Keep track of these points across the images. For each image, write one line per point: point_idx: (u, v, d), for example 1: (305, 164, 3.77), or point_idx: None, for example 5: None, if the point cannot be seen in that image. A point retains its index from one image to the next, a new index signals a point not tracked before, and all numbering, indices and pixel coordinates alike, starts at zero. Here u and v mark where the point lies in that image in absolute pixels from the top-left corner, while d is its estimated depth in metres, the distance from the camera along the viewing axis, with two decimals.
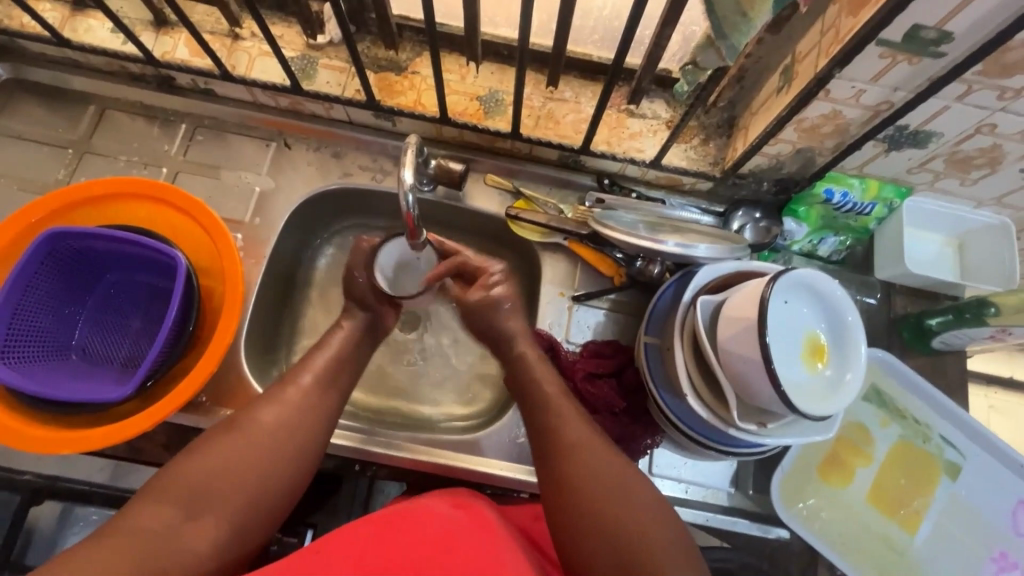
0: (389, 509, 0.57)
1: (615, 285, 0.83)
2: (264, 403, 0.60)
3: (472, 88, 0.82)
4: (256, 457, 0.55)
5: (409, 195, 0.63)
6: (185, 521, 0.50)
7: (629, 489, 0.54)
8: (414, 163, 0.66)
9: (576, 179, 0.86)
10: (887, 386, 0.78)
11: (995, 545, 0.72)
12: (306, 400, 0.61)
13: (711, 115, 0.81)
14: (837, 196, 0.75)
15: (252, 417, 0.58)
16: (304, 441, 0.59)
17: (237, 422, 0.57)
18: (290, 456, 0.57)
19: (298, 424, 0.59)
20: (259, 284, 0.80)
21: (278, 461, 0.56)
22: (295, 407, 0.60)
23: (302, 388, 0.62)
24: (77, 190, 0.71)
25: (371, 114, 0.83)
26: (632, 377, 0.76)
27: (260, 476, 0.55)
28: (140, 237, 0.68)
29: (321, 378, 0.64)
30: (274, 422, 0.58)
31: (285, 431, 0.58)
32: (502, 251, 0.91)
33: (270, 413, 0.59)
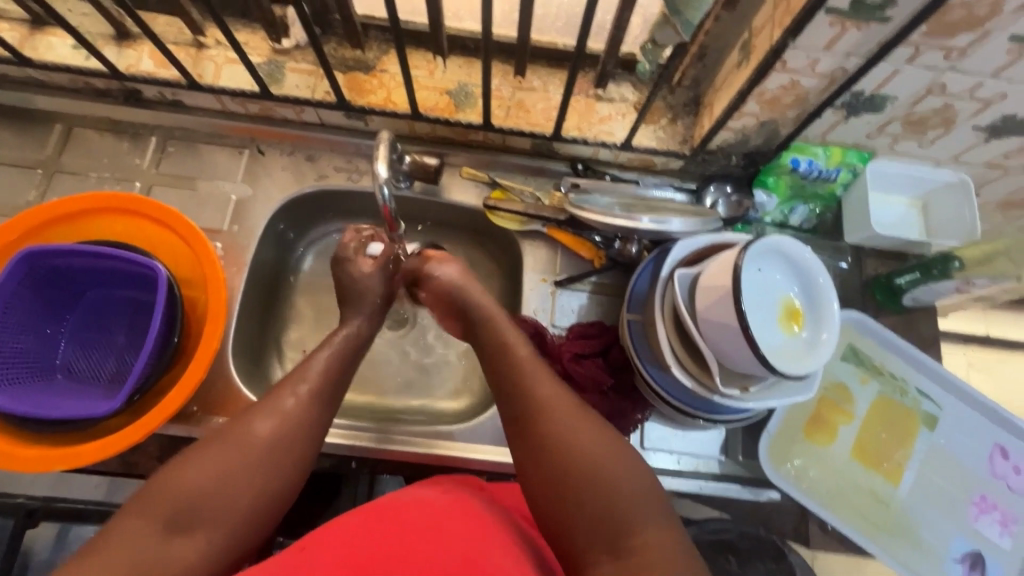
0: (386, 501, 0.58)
1: (595, 268, 0.84)
2: (258, 414, 0.55)
3: (441, 83, 0.83)
4: (249, 472, 0.51)
5: (385, 189, 0.65)
6: (172, 537, 0.47)
7: (608, 455, 0.54)
8: (387, 157, 0.67)
9: (551, 166, 0.87)
10: (863, 345, 0.80)
11: (975, 489, 0.75)
12: (306, 409, 0.57)
13: (677, 95, 0.83)
14: (803, 165, 0.78)
15: (248, 429, 0.54)
16: (301, 446, 0.56)
17: (225, 435, 0.53)
18: (287, 467, 0.54)
19: (294, 432, 0.56)
20: (242, 292, 0.80)
21: (274, 471, 0.53)
22: (292, 417, 0.56)
23: (302, 398, 0.58)
24: (54, 207, 0.70)
25: (343, 114, 0.83)
26: (618, 356, 0.78)
27: (254, 492, 0.51)
28: (120, 252, 0.67)
29: (321, 384, 0.60)
30: (271, 433, 0.54)
31: (281, 441, 0.54)
32: (483, 242, 0.92)
33: (267, 424, 0.55)
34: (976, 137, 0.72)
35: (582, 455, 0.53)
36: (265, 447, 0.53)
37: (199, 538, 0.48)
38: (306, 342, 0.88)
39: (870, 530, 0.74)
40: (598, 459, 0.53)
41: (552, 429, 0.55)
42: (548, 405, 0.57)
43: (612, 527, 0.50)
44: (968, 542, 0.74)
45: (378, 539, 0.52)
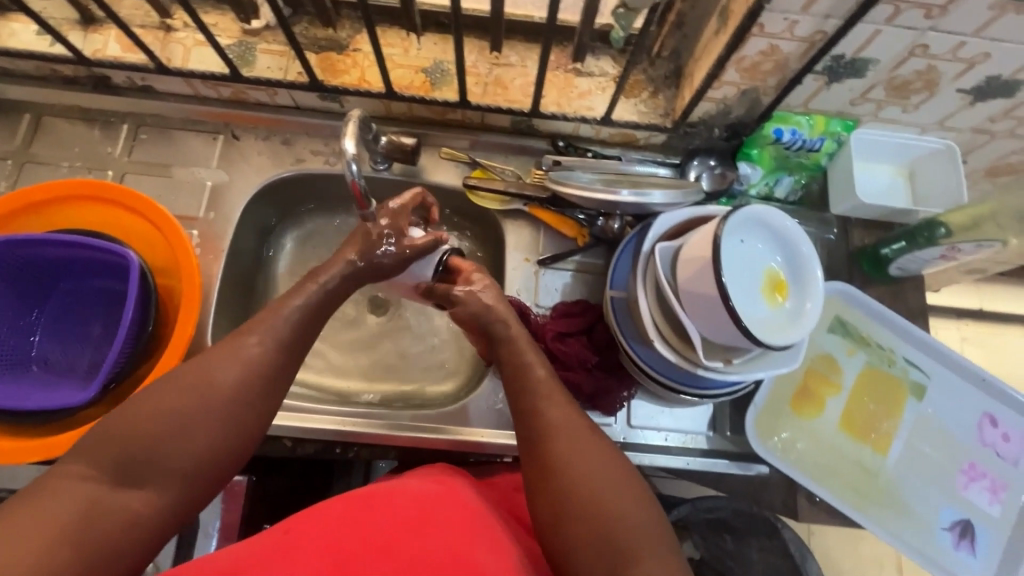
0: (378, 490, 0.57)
1: (579, 246, 0.83)
2: (216, 361, 0.53)
3: (417, 61, 0.81)
4: (203, 424, 0.50)
5: (352, 164, 0.63)
6: (118, 488, 0.46)
7: (612, 482, 0.52)
8: (355, 134, 0.65)
9: (531, 144, 0.86)
10: (850, 316, 0.79)
11: (964, 457, 0.75)
12: (266, 358, 0.55)
13: (657, 67, 0.81)
14: (787, 135, 0.76)
15: (207, 377, 0.52)
16: (259, 397, 0.53)
17: (180, 379, 0.51)
18: (243, 418, 0.52)
19: (251, 382, 0.53)
20: (220, 279, 0.79)
21: (229, 421, 0.51)
22: (251, 364, 0.54)
23: (262, 348, 0.55)
24: (28, 195, 0.69)
25: (316, 96, 0.81)
26: (602, 333, 0.77)
27: (207, 446, 0.50)
28: (95, 240, 0.66)
29: (284, 332, 0.57)
30: (230, 384, 0.52)
31: (237, 389, 0.52)
32: (466, 224, 0.91)
33: (225, 373, 0.52)
34: (961, 101, 0.71)
35: (587, 482, 0.52)
36: (219, 395, 0.51)
37: (147, 488, 0.47)
38: None
39: (860, 501, 0.73)
40: (603, 487, 0.52)
41: (559, 456, 0.54)
42: (560, 430, 0.56)
43: (612, 558, 0.49)
44: (957, 510, 0.73)
45: (358, 523, 0.52)
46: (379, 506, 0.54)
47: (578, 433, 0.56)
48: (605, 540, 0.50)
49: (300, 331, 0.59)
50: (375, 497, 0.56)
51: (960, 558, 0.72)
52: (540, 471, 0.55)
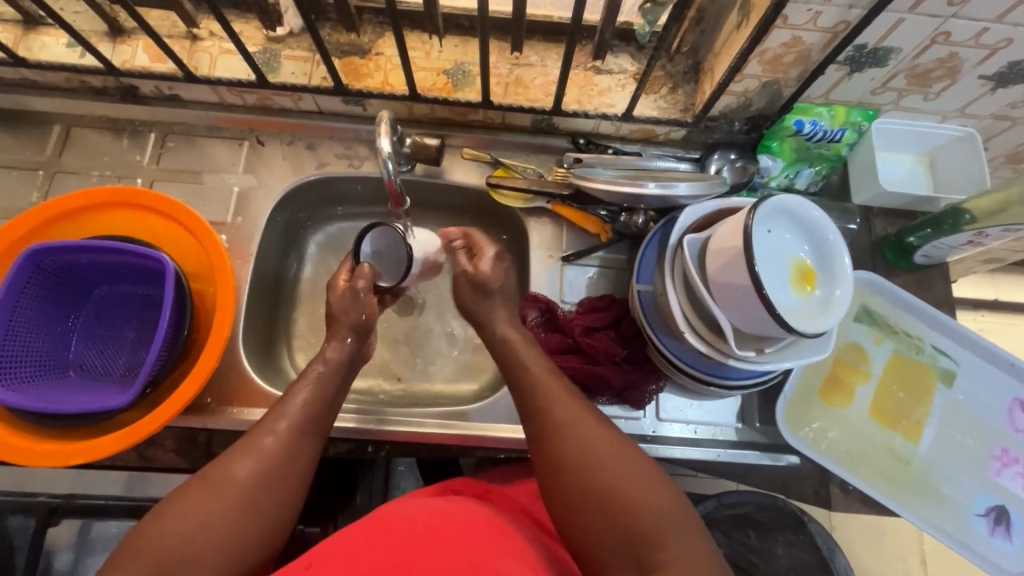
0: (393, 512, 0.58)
1: (602, 242, 0.84)
2: (235, 458, 0.54)
3: (438, 63, 0.82)
4: (232, 522, 0.51)
5: (388, 163, 0.68)
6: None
7: (621, 458, 0.54)
8: (389, 133, 0.69)
9: (552, 142, 0.86)
10: (876, 305, 0.80)
11: (995, 444, 0.75)
12: (287, 446, 0.57)
13: (676, 63, 0.82)
14: (808, 126, 0.77)
15: (227, 473, 0.53)
16: (282, 488, 0.55)
17: (206, 479, 0.53)
18: (266, 516, 0.53)
19: (275, 475, 0.55)
20: (249, 283, 0.80)
21: (256, 518, 0.53)
22: (273, 459, 0.55)
23: (282, 437, 0.57)
24: (89, 197, 0.71)
25: (340, 100, 0.82)
26: (629, 327, 0.77)
27: (235, 545, 0.51)
28: (155, 250, 0.67)
29: (303, 420, 0.59)
30: (250, 478, 0.54)
31: (261, 485, 0.54)
32: (487, 223, 0.92)
33: (245, 467, 0.54)
34: (982, 87, 0.71)
35: (603, 468, 0.53)
36: (245, 493, 0.53)
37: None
38: (315, 332, 0.89)
39: (893, 489, 0.73)
40: (618, 470, 0.53)
41: (569, 442, 0.55)
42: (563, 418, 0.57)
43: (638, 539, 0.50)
44: (991, 496, 0.73)
45: (379, 540, 0.54)
46: (401, 522, 0.56)
47: (578, 417, 0.57)
48: (615, 512, 0.51)
49: (315, 412, 0.60)
50: (393, 516, 0.58)
51: (996, 544, 0.72)
52: (551, 461, 0.56)
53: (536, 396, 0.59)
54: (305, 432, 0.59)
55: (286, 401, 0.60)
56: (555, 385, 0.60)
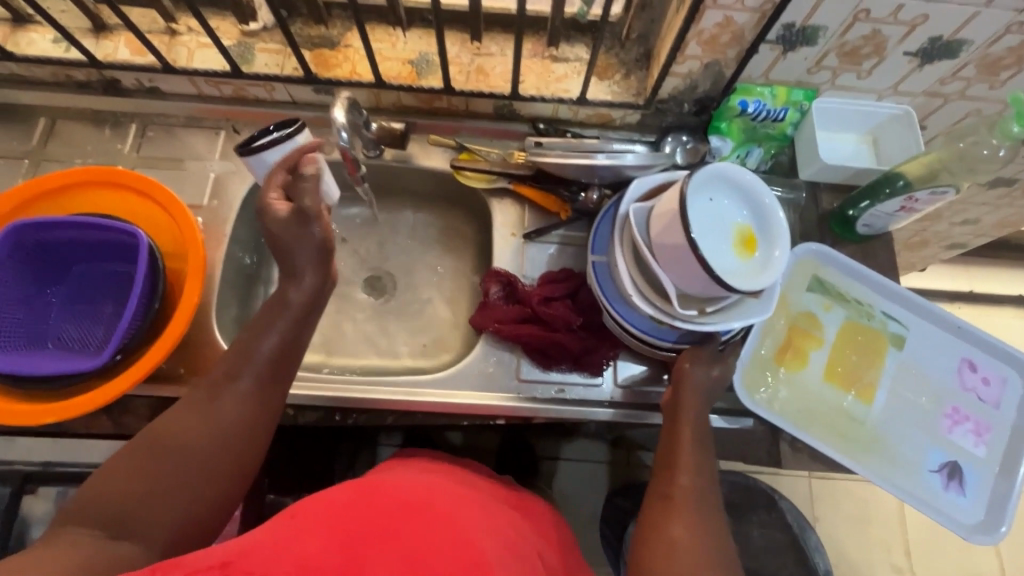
0: (382, 485, 0.58)
1: (562, 220, 0.87)
2: (190, 414, 0.58)
3: (403, 54, 0.87)
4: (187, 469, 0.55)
5: (341, 132, 0.73)
6: (110, 541, 0.49)
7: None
8: (345, 106, 0.76)
9: (514, 128, 0.91)
10: (827, 274, 0.84)
11: (947, 402, 0.78)
12: (238, 401, 0.60)
13: (628, 51, 0.87)
14: (752, 106, 0.82)
15: (179, 427, 0.57)
16: (241, 449, 0.59)
17: (163, 433, 0.56)
18: (218, 464, 0.57)
19: (235, 436, 0.59)
20: (223, 261, 0.83)
21: (215, 472, 0.57)
22: (235, 419, 0.59)
23: (234, 391, 0.60)
24: (107, 172, 0.75)
25: (311, 89, 0.87)
26: (586, 297, 0.81)
27: (191, 489, 0.55)
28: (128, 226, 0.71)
29: (257, 380, 0.62)
30: (202, 429, 0.57)
31: (221, 445, 0.58)
32: (455, 205, 0.97)
33: (197, 420, 0.58)
34: (909, 63, 0.76)
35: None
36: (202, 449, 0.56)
37: (135, 542, 0.50)
38: None
39: (847, 448, 0.76)
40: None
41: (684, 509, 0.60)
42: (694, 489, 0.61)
43: None
44: (944, 452, 0.76)
45: (365, 504, 0.53)
46: (386, 490, 0.56)
47: (702, 492, 0.61)
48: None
49: (274, 377, 0.64)
50: (378, 487, 0.57)
51: (951, 498, 0.74)
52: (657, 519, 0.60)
53: (684, 456, 0.64)
54: (258, 386, 0.62)
55: (249, 361, 0.62)
56: (696, 453, 0.65)
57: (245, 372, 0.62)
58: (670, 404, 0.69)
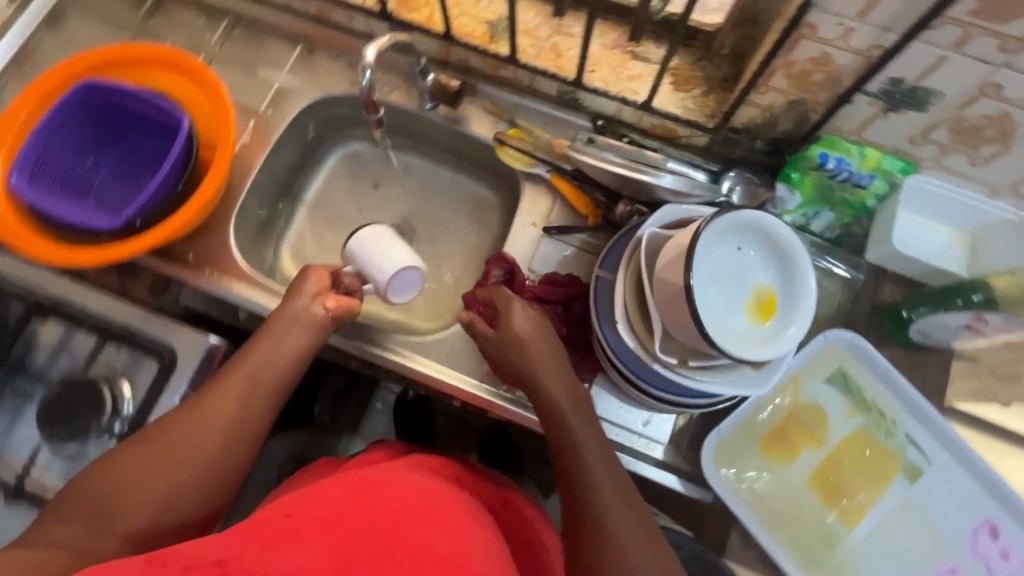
0: (381, 482, 0.55)
1: (587, 225, 0.82)
2: (184, 410, 0.60)
3: (483, 13, 0.84)
4: (169, 468, 0.56)
5: (367, 72, 0.72)
6: (92, 538, 0.52)
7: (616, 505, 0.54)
8: (382, 46, 0.73)
9: (572, 117, 0.86)
10: (855, 372, 0.73)
11: (944, 560, 0.69)
12: (225, 402, 0.61)
13: (717, 67, 0.78)
14: (832, 162, 0.71)
15: (170, 423, 0.59)
16: (229, 452, 0.59)
17: (158, 430, 0.59)
18: (201, 464, 0.58)
19: (220, 436, 0.59)
20: (258, 168, 0.86)
21: (199, 474, 0.57)
22: (224, 419, 0.60)
23: (225, 391, 0.61)
24: (180, 59, 0.80)
25: (387, 27, 0.87)
26: (578, 309, 0.76)
27: (172, 487, 0.56)
28: (177, 112, 0.76)
29: (248, 382, 0.63)
30: (188, 427, 0.59)
31: (204, 441, 0.58)
32: (495, 179, 0.95)
33: (189, 418, 0.59)
34: None
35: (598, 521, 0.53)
36: (186, 445, 0.58)
37: (114, 541, 0.52)
38: (311, 236, 0.96)
39: (806, 563, 0.70)
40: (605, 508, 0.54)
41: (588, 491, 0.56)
42: (597, 465, 0.57)
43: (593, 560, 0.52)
44: None
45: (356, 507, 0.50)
46: (381, 491, 0.53)
47: (596, 462, 0.57)
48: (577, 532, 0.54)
49: (266, 379, 0.64)
50: (373, 485, 0.54)
51: None
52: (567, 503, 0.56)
53: (562, 435, 0.60)
54: (248, 385, 0.63)
55: (243, 362, 0.64)
56: (578, 421, 0.60)
57: (238, 371, 0.63)
58: (528, 373, 0.64)
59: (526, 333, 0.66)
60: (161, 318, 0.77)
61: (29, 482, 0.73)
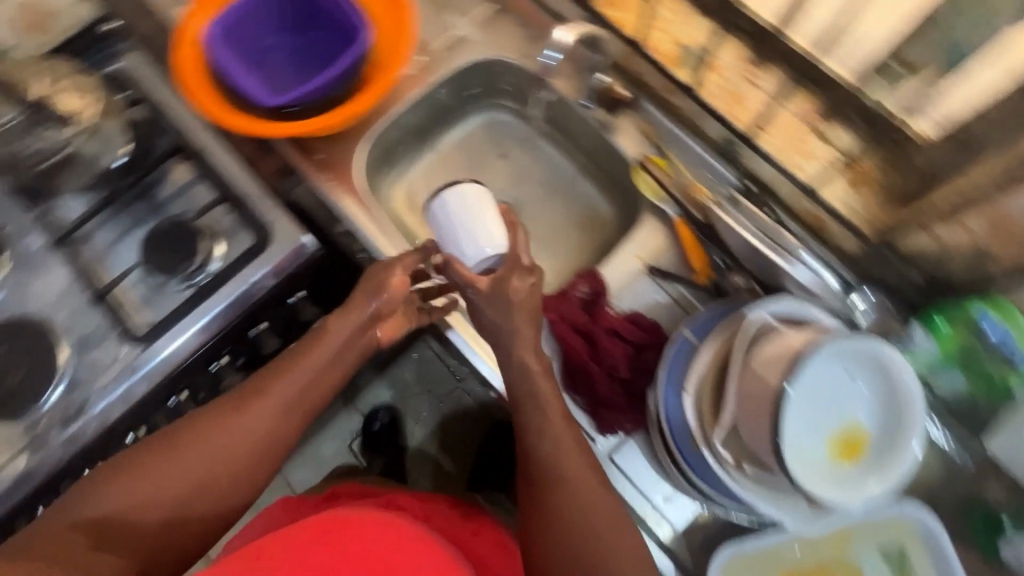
0: (343, 520, 0.64)
1: (693, 280, 0.78)
2: (213, 428, 0.60)
3: (680, 34, 0.81)
4: (187, 490, 0.57)
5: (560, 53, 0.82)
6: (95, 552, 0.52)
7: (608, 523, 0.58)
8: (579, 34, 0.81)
9: (724, 169, 0.81)
10: (915, 556, 0.66)
11: None
12: (255, 427, 0.61)
13: (908, 177, 0.68)
14: (993, 328, 0.62)
15: (199, 436, 0.59)
16: (247, 479, 0.60)
17: (185, 441, 0.58)
18: (219, 484, 0.59)
19: (242, 461, 0.60)
20: (409, 101, 0.88)
21: (215, 501, 0.58)
22: (248, 446, 0.60)
23: (259, 414, 0.61)
24: None
25: (581, 13, 0.85)
26: (649, 358, 0.73)
27: (188, 508, 0.57)
28: (361, 26, 0.79)
29: (281, 407, 0.63)
30: (214, 443, 0.59)
31: (225, 462, 0.59)
32: (620, 199, 0.92)
33: (219, 435, 0.59)
34: None
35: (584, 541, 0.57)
36: (211, 473, 0.58)
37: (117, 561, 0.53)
38: (427, 180, 0.98)
39: None
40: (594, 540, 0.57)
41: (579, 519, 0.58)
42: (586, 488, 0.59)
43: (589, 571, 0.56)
44: None
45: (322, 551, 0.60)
46: (350, 534, 0.62)
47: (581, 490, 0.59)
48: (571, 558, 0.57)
49: (297, 407, 0.64)
50: (340, 527, 0.63)
51: None
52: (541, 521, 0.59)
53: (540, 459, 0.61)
54: (281, 409, 0.63)
55: (280, 381, 0.64)
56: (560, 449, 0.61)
57: (273, 394, 0.63)
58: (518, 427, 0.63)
59: (519, 302, 0.65)
60: (273, 203, 0.82)
61: (111, 292, 0.79)
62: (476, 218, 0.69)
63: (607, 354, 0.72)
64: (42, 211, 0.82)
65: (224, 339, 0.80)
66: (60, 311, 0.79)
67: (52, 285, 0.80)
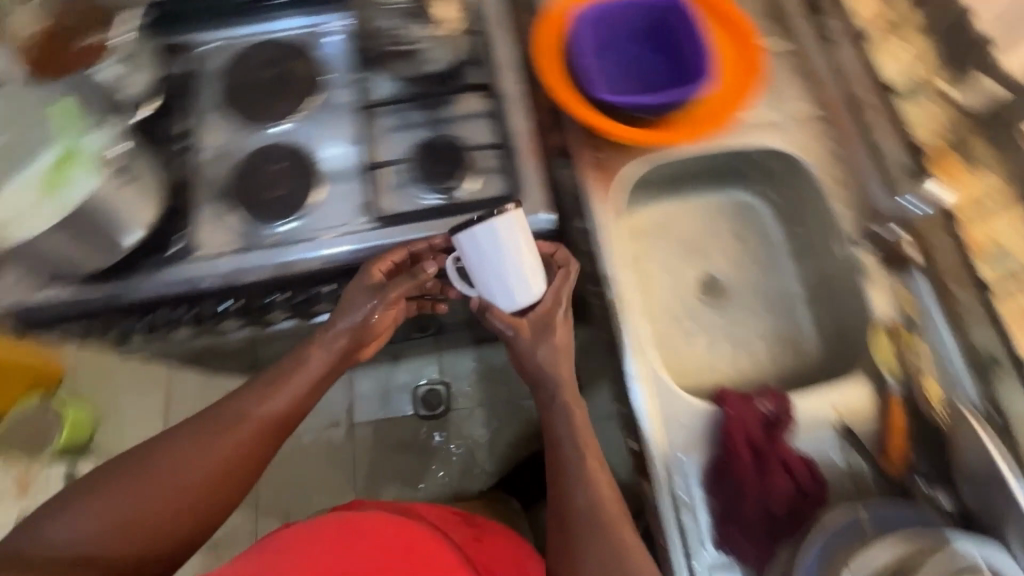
0: (363, 520, 0.76)
1: (880, 464, 0.74)
2: (183, 454, 0.68)
3: (998, 235, 0.80)
4: (172, 507, 0.66)
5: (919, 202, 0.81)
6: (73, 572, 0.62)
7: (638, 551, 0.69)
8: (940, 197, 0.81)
9: (971, 379, 0.74)
10: None
11: None
12: (259, 422, 0.72)
13: None
14: None
15: (172, 458, 0.68)
16: (249, 466, 0.71)
17: (140, 476, 0.66)
18: (223, 484, 0.69)
19: (223, 469, 0.69)
20: (697, 151, 0.89)
21: (205, 501, 0.68)
22: (239, 451, 0.70)
23: (262, 414, 0.73)
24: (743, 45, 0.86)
25: (907, 162, 0.84)
26: (801, 508, 0.71)
27: (172, 521, 0.66)
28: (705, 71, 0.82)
29: (280, 406, 0.74)
30: (183, 469, 0.68)
31: (197, 473, 0.68)
32: (834, 343, 0.88)
33: (191, 463, 0.68)
34: None
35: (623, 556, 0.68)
36: (185, 503, 0.67)
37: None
38: (660, 220, 0.97)
39: None
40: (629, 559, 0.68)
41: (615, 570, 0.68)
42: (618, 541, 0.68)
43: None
44: None
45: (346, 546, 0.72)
46: (368, 532, 0.74)
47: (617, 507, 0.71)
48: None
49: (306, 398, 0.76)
50: (360, 525, 0.75)
51: None
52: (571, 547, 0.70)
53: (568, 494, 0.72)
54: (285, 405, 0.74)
55: (262, 400, 0.74)
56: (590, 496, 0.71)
57: (275, 399, 0.74)
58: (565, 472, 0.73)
59: (559, 347, 0.77)
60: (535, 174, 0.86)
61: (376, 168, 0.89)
62: (514, 243, 0.72)
63: (773, 483, 0.71)
64: (361, 79, 0.95)
65: (445, 250, 0.83)
66: (336, 161, 0.90)
67: (341, 135, 0.92)
